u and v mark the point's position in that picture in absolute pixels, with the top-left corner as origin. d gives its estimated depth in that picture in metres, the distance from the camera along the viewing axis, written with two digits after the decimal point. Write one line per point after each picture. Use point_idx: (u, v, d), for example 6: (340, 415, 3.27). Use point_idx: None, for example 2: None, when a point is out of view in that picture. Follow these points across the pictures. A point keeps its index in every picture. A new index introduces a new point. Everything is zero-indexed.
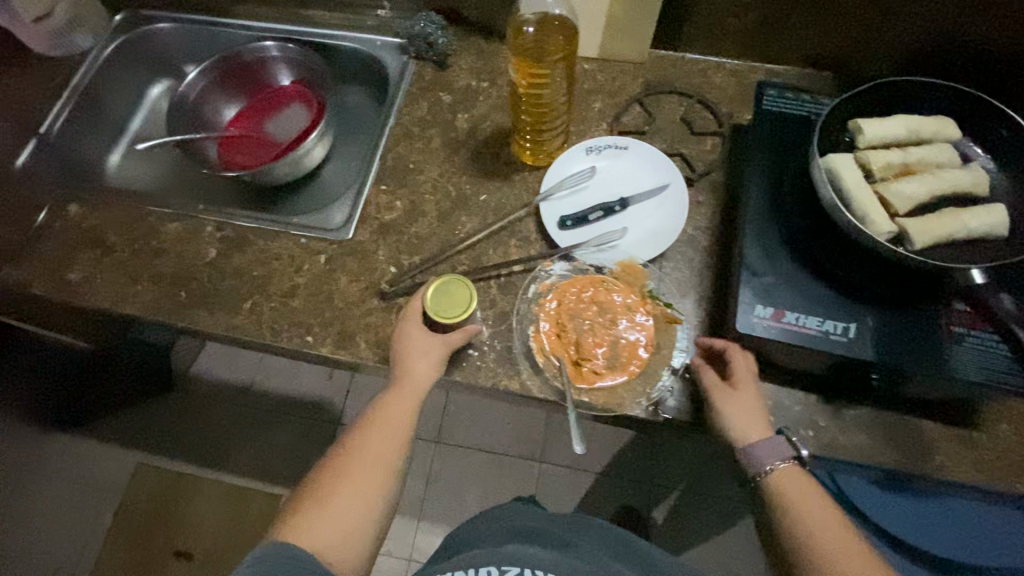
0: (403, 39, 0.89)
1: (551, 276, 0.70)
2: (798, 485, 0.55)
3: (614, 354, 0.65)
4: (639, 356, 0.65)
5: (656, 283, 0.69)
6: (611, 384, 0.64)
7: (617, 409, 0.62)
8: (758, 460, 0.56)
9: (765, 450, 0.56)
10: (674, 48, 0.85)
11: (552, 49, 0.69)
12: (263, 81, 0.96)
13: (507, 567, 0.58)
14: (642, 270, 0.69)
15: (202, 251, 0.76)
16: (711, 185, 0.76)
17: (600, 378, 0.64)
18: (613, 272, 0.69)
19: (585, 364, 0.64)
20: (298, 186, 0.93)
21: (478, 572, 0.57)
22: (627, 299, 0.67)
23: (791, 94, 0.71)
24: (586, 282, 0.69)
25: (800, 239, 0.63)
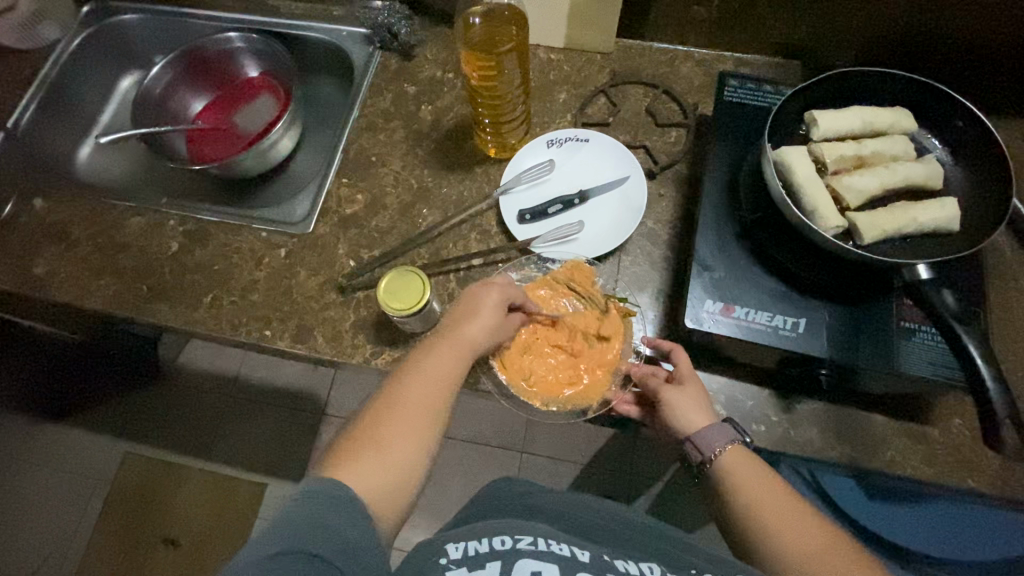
0: (368, 30, 0.88)
1: None
2: (744, 466, 0.54)
3: (573, 368, 0.63)
4: (595, 365, 0.63)
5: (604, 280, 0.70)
6: (569, 395, 0.62)
7: (586, 411, 0.62)
8: (703, 445, 0.55)
9: (709, 434, 0.56)
10: (641, 37, 0.84)
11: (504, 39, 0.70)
12: (230, 73, 0.96)
13: (521, 535, 0.46)
14: (590, 270, 0.67)
15: (164, 246, 0.76)
16: (674, 178, 0.75)
17: (555, 389, 0.63)
18: (560, 270, 0.67)
19: (536, 378, 0.63)
20: (270, 177, 0.92)
21: (490, 538, 0.45)
22: (576, 301, 0.66)
23: (752, 84, 0.70)
24: (537, 289, 0.66)
25: (753, 234, 0.63)
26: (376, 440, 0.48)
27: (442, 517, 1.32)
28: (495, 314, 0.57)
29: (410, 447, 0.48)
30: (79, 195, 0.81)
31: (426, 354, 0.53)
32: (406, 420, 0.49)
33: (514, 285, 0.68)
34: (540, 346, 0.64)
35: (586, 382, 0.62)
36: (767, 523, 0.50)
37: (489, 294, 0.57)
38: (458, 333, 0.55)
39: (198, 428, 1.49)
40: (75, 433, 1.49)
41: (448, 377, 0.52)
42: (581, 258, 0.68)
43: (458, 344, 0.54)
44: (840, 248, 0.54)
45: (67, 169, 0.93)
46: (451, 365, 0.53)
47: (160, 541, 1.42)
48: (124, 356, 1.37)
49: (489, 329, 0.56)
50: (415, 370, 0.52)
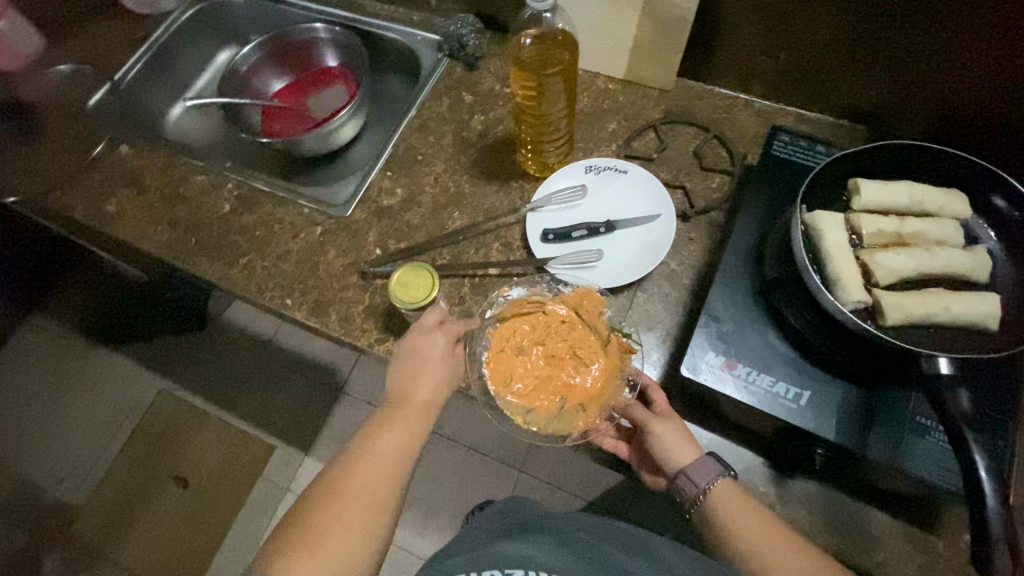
0: (440, 38, 0.93)
1: (508, 302, 0.69)
2: (744, 507, 0.54)
3: (558, 391, 0.62)
4: (585, 395, 0.62)
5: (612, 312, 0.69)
6: (552, 416, 0.62)
7: (566, 438, 0.62)
8: (693, 480, 0.56)
9: (696, 468, 0.56)
10: (702, 79, 0.83)
11: (553, 64, 0.73)
12: (311, 59, 1.03)
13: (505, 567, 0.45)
14: (598, 298, 0.67)
15: (218, 206, 0.83)
16: (706, 224, 0.74)
17: (537, 407, 0.62)
18: (569, 294, 0.67)
19: (519, 393, 0.63)
20: (325, 160, 0.98)
21: None
22: (573, 322, 0.65)
23: (804, 143, 0.68)
24: (536, 307, 0.67)
25: (772, 295, 0.61)
26: (325, 528, 0.51)
27: (430, 518, 1.33)
28: (438, 363, 0.60)
29: (356, 534, 0.51)
30: (159, 148, 0.89)
31: (381, 429, 0.57)
32: (360, 499, 0.53)
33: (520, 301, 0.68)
34: (535, 365, 0.63)
35: (570, 409, 0.62)
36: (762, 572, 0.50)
37: (427, 343, 0.60)
38: (408, 401, 0.58)
39: (226, 380, 1.58)
40: (123, 363, 1.62)
41: (400, 450, 0.56)
42: (590, 286, 0.68)
43: (408, 411, 0.58)
44: (856, 324, 0.51)
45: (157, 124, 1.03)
46: (405, 438, 0.57)
47: (171, 479, 1.51)
48: (160, 317, 1.60)
49: (430, 391, 0.59)
50: (366, 450, 0.56)
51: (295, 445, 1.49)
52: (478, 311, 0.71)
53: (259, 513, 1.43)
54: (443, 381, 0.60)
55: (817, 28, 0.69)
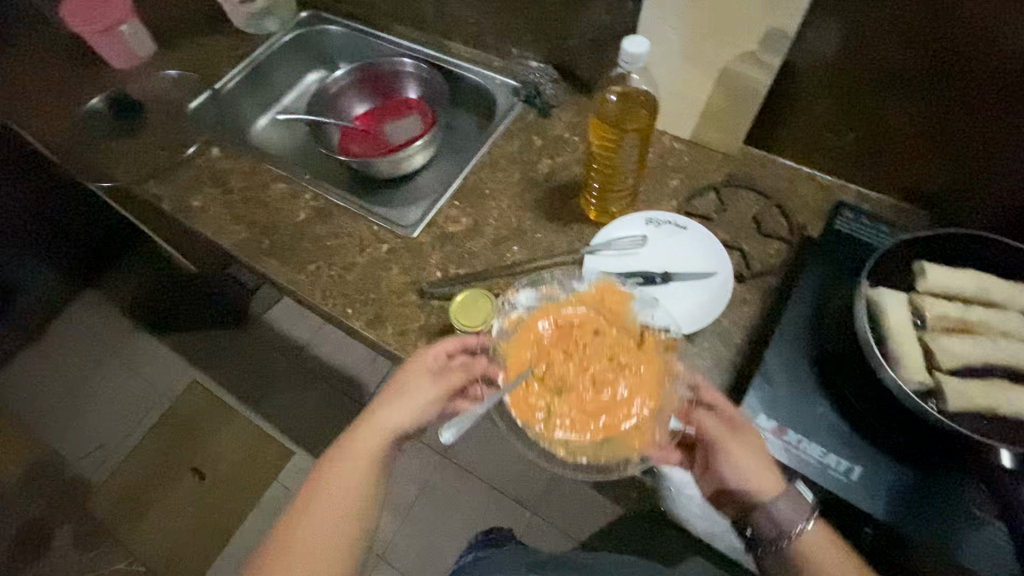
0: (518, 83, 0.99)
1: (516, 310, 0.70)
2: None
3: (589, 405, 0.61)
4: (626, 413, 0.60)
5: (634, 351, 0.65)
6: (597, 447, 0.59)
7: (621, 469, 0.58)
8: (783, 522, 0.55)
9: (787, 513, 0.55)
10: (766, 148, 0.86)
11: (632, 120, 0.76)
12: (393, 90, 1.11)
13: None
14: (628, 301, 0.68)
15: (294, 213, 0.88)
16: (761, 287, 0.75)
17: (586, 428, 0.60)
18: (593, 291, 0.69)
19: (550, 414, 0.61)
20: (395, 182, 1.03)
21: None
22: (600, 324, 0.66)
23: (868, 220, 0.70)
24: (552, 310, 0.68)
25: (828, 366, 0.61)
26: (308, 534, 0.60)
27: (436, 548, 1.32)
28: (413, 381, 0.64)
29: (323, 549, 0.60)
30: (245, 154, 0.96)
31: (356, 439, 0.63)
32: (333, 492, 0.62)
33: (530, 304, 0.70)
34: (574, 382, 0.62)
35: (620, 433, 0.59)
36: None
37: (417, 371, 0.64)
38: (376, 421, 0.64)
39: (256, 380, 1.62)
40: (162, 349, 1.68)
41: (370, 462, 0.63)
42: (608, 281, 0.70)
43: (377, 429, 0.63)
44: (916, 406, 0.51)
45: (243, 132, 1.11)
46: (370, 453, 0.63)
47: (188, 471, 1.53)
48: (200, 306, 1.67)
49: (399, 415, 0.63)
50: (338, 461, 0.63)
51: (312, 454, 1.50)
52: None
53: (268, 517, 1.43)
54: (419, 414, 0.64)
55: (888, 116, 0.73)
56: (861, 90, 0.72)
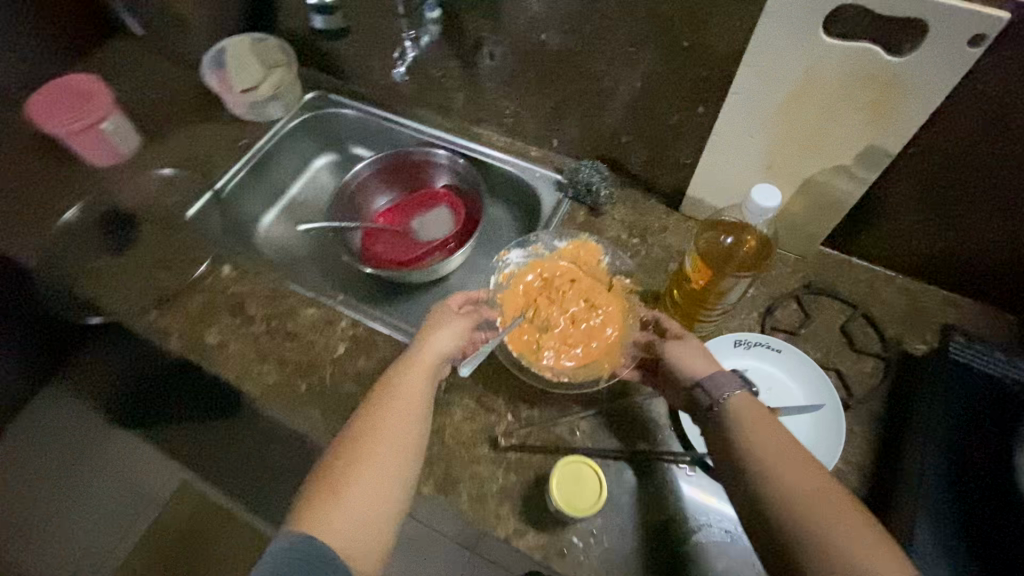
0: (562, 177, 0.92)
1: (507, 266, 0.81)
2: None
3: (596, 299, 0.76)
4: (594, 335, 0.73)
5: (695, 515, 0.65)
6: (548, 362, 0.72)
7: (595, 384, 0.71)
8: (712, 389, 0.58)
9: (720, 379, 0.58)
10: (842, 249, 0.81)
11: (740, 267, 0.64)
12: (419, 181, 1.01)
13: None
14: (595, 251, 0.81)
15: (330, 346, 0.77)
16: (867, 416, 0.69)
17: (556, 359, 0.72)
18: (567, 249, 0.81)
19: (552, 354, 0.72)
20: (431, 288, 0.93)
21: None
22: (572, 269, 0.79)
23: (981, 346, 0.66)
24: (539, 267, 0.80)
25: (985, 536, 0.55)
26: (345, 491, 0.51)
27: None
28: (416, 364, 0.61)
29: (388, 473, 0.53)
30: (264, 271, 0.85)
31: (381, 407, 0.57)
32: (365, 470, 0.52)
33: (521, 260, 0.81)
34: (558, 324, 0.74)
35: (591, 350, 0.72)
36: (794, 495, 0.47)
37: (429, 343, 0.63)
38: (403, 385, 0.59)
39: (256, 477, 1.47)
40: (143, 448, 1.50)
41: (406, 423, 0.57)
42: (585, 240, 0.82)
43: (404, 394, 0.58)
44: None
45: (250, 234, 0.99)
46: (403, 419, 0.57)
47: None
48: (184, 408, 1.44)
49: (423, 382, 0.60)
50: (365, 434, 0.55)
51: None
52: (628, 503, 0.65)
53: None
54: (458, 342, 0.66)
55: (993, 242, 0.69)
56: (960, 219, 0.69)
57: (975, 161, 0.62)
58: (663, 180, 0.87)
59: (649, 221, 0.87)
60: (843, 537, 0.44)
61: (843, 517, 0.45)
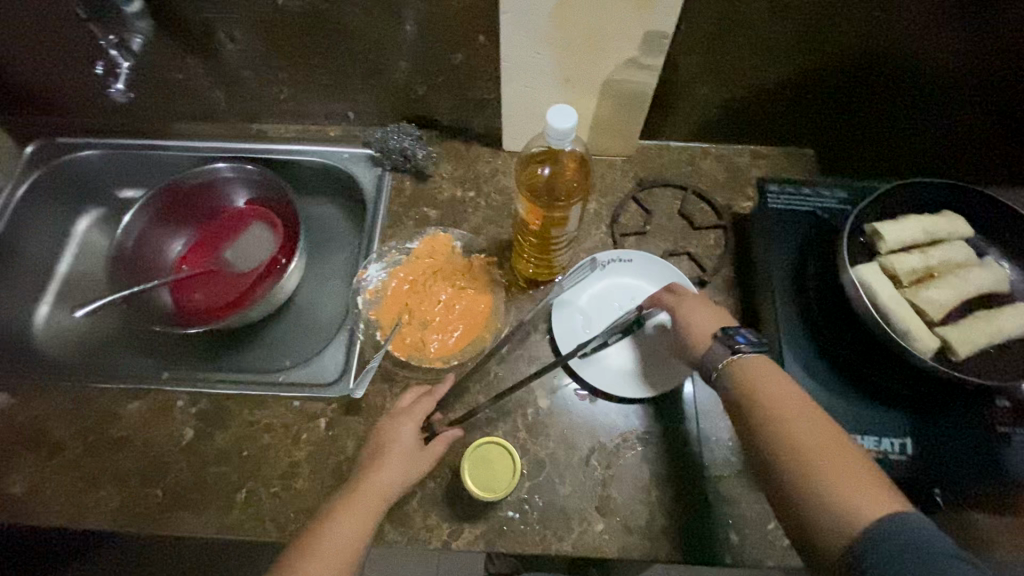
0: (372, 150, 0.82)
1: (371, 282, 0.73)
2: None
3: (463, 281, 0.74)
4: (471, 315, 0.72)
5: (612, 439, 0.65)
6: (435, 354, 0.69)
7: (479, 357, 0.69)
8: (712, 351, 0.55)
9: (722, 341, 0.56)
10: (658, 137, 0.83)
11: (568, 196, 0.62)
12: (213, 206, 0.86)
13: None
14: (445, 238, 0.76)
15: (175, 434, 0.65)
16: (724, 284, 0.73)
17: (443, 350, 0.69)
18: (422, 243, 0.76)
19: (437, 346, 0.70)
20: (276, 320, 0.81)
21: None
22: (433, 262, 0.75)
23: (791, 188, 0.71)
24: (401, 272, 0.74)
25: (839, 354, 0.62)
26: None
27: None
28: (420, 452, 0.59)
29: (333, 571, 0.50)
30: (55, 382, 0.69)
31: (339, 507, 0.54)
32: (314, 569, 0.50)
33: (382, 273, 0.74)
34: (435, 317, 0.72)
35: (473, 329, 0.71)
36: (806, 458, 0.45)
37: (399, 437, 0.59)
38: (361, 486, 0.55)
39: None
40: None
41: (359, 520, 0.53)
42: (434, 231, 0.76)
43: (364, 494, 0.55)
44: (944, 373, 0.54)
45: (26, 340, 0.79)
46: (358, 517, 0.53)
47: None
48: None
49: (401, 473, 0.57)
50: (319, 535, 0.52)
51: None
52: (548, 455, 0.65)
53: None
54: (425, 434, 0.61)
55: (907, 107, 0.74)
56: (761, 83, 0.74)
57: (760, 22, 0.65)
58: (475, 121, 0.81)
59: (479, 170, 0.82)
60: (852, 498, 0.41)
61: (853, 476, 0.43)
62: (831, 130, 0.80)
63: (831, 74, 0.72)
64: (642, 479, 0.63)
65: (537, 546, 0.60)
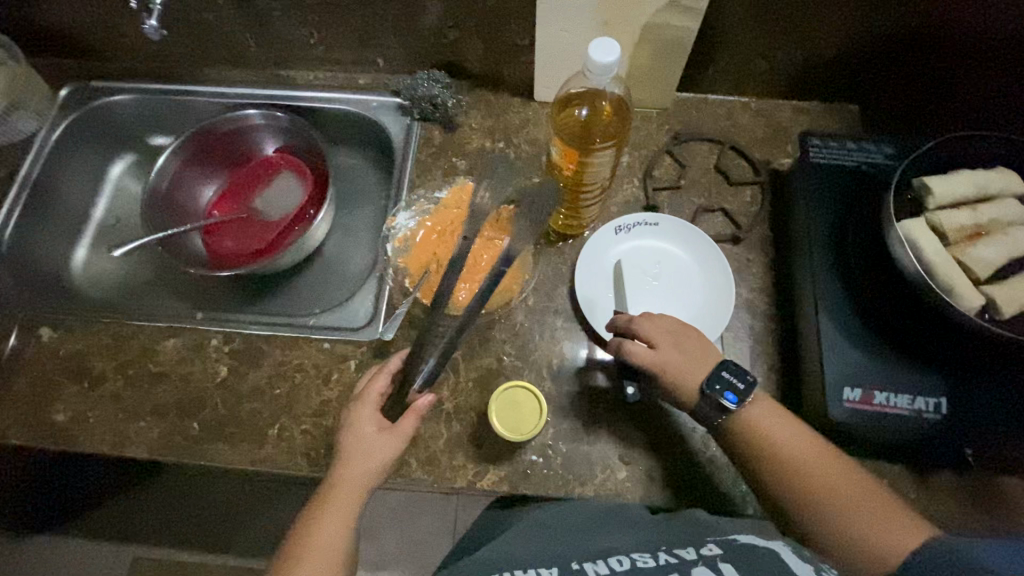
0: (402, 98, 0.81)
1: (400, 230, 0.73)
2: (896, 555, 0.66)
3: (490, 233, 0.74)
4: (497, 265, 0.72)
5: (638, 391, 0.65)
6: (463, 302, 0.69)
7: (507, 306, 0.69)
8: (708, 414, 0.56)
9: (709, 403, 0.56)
10: (695, 89, 0.80)
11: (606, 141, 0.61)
12: (244, 153, 0.86)
13: None
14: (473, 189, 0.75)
15: (211, 371, 0.67)
16: (758, 241, 0.72)
17: (470, 297, 0.70)
18: (450, 193, 0.75)
19: (464, 293, 0.70)
20: (305, 268, 0.82)
21: None
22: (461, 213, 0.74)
23: (835, 142, 0.68)
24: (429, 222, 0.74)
25: (876, 312, 0.60)
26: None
27: None
28: (381, 435, 0.57)
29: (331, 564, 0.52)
30: (96, 318, 0.71)
31: (323, 507, 0.55)
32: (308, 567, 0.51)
33: (411, 222, 0.73)
34: (463, 266, 0.72)
35: (500, 279, 0.71)
36: (833, 503, 0.51)
37: (359, 423, 0.58)
38: (339, 483, 0.56)
39: None
40: None
41: (347, 512, 0.54)
42: (462, 181, 0.76)
43: (343, 491, 0.55)
44: (989, 330, 0.52)
45: (65, 280, 0.81)
46: (343, 514, 0.54)
47: None
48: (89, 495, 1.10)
49: (371, 461, 0.56)
50: (310, 537, 0.53)
51: None
52: (573, 404, 0.65)
53: None
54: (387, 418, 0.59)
55: None
56: (812, 28, 0.70)
57: None
58: (507, 69, 0.79)
59: (509, 120, 0.80)
60: (880, 532, 0.48)
61: (876, 512, 0.50)
62: (881, 84, 0.76)
63: (886, 20, 0.68)
64: (667, 431, 0.63)
65: (560, 490, 0.61)
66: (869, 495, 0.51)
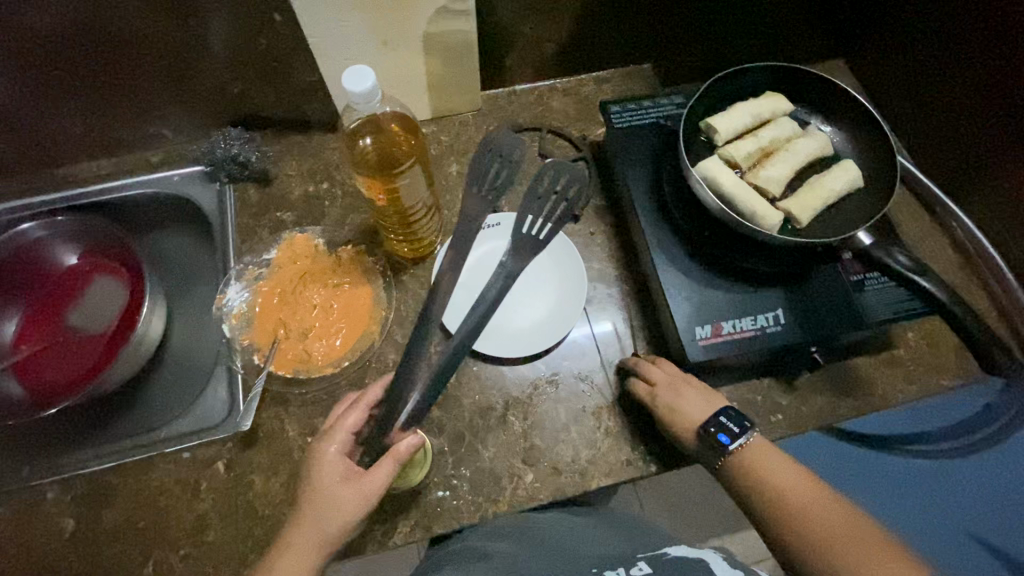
0: (204, 165, 0.75)
1: (236, 305, 0.68)
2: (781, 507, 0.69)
3: (335, 279, 0.69)
4: (350, 311, 0.68)
5: (524, 391, 0.65)
6: (323, 360, 0.65)
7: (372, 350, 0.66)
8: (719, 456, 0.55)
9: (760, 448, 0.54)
10: (501, 84, 0.81)
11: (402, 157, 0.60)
12: (39, 271, 0.75)
13: None
14: (305, 241, 0.71)
15: (57, 528, 0.58)
16: (596, 212, 0.74)
17: (329, 353, 0.65)
18: (280, 252, 0.71)
19: (322, 350, 0.65)
20: (150, 375, 0.74)
21: None
22: (298, 268, 0.70)
23: (632, 105, 0.72)
24: (266, 287, 0.69)
25: (707, 249, 0.64)
26: None
27: None
28: (346, 485, 0.52)
29: None
30: None
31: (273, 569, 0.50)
32: None
33: (245, 294, 0.68)
34: (315, 321, 0.67)
35: (357, 323, 0.67)
36: (823, 545, 0.47)
37: (324, 468, 0.53)
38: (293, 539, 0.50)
39: None
40: None
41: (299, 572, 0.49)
42: (291, 234, 0.71)
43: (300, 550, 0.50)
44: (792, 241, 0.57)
45: None
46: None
47: None
48: None
49: (336, 513, 0.51)
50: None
51: None
52: (465, 425, 0.64)
53: None
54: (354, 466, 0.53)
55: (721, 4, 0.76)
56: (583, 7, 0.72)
57: None
58: (308, 109, 0.76)
59: (328, 159, 0.77)
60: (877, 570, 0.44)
61: (871, 556, 0.45)
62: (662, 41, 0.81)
63: None
64: (561, 420, 0.64)
65: (475, 516, 0.59)
66: (867, 542, 0.46)
